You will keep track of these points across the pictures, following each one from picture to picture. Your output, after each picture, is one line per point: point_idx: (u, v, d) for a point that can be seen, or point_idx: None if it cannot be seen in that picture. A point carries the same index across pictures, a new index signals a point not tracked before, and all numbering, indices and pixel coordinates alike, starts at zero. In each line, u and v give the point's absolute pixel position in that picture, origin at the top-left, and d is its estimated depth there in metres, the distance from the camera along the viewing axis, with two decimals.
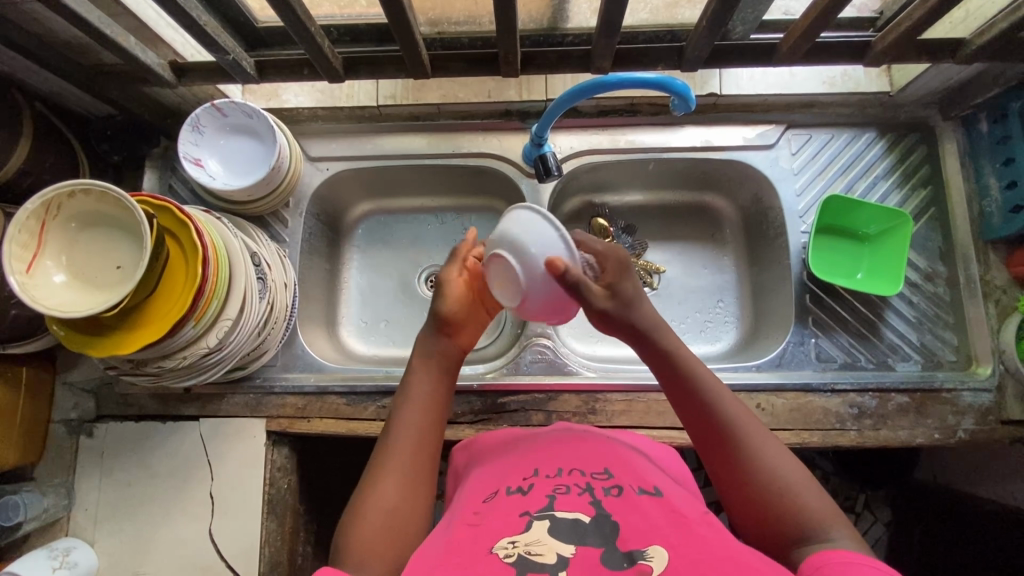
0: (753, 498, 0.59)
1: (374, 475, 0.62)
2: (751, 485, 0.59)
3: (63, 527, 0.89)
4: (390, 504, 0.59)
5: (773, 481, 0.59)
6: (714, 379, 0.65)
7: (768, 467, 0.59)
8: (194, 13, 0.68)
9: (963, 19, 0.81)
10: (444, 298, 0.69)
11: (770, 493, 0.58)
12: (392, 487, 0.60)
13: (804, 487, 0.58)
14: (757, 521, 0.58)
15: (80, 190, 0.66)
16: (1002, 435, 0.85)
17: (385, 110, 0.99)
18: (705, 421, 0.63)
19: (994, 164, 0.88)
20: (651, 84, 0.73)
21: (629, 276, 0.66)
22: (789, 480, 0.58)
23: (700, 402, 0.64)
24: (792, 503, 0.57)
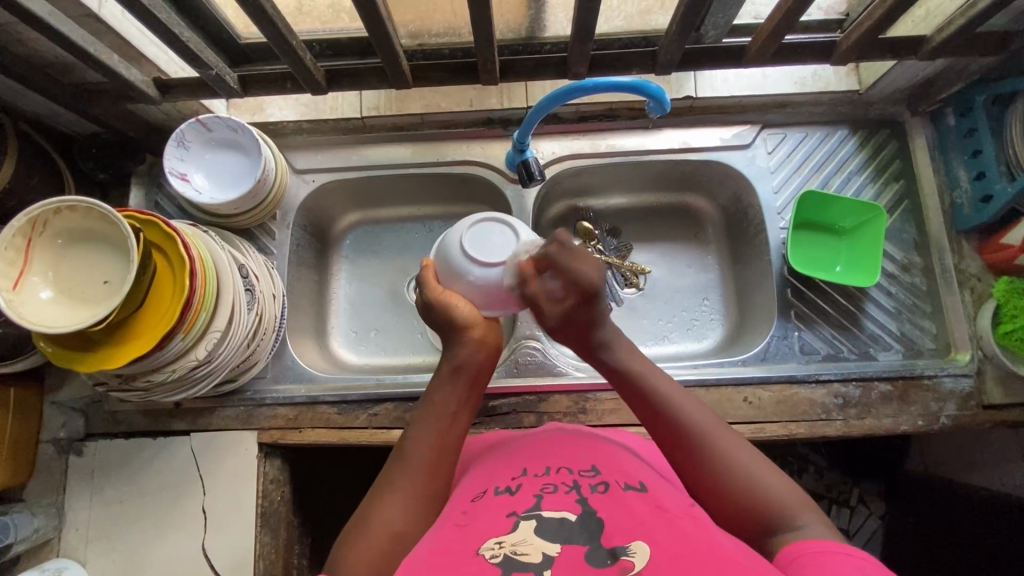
0: (721, 494, 0.59)
1: (380, 494, 0.62)
2: (716, 482, 0.60)
3: (54, 548, 0.88)
4: (396, 526, 0.59)
5: (729, 469, 0.60)
6: (668, 382, 0.67)
7: (724, 457, 0.61)
8: (176, 29, 0.70)
9: (924, 17, 0.83)
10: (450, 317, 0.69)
11: (725, 481, 0.60)
12: (399, 504, 0.60)
13: (767, 474, 0.59)
14: (729, 515, 0.59)
15: (66, 206, 0.67)
16: (983, 419, 0.87)
17: (369, 121, 1.00)
18: (659, 425, 0.65)
19: (963, 156, 0.92)
20: (627, 87, 0.75)
21: (593, 305, 0.66)
22: (745, 467, 0.60)
23: (655, 412, 0.65)
24: (758, 493, 0.58)
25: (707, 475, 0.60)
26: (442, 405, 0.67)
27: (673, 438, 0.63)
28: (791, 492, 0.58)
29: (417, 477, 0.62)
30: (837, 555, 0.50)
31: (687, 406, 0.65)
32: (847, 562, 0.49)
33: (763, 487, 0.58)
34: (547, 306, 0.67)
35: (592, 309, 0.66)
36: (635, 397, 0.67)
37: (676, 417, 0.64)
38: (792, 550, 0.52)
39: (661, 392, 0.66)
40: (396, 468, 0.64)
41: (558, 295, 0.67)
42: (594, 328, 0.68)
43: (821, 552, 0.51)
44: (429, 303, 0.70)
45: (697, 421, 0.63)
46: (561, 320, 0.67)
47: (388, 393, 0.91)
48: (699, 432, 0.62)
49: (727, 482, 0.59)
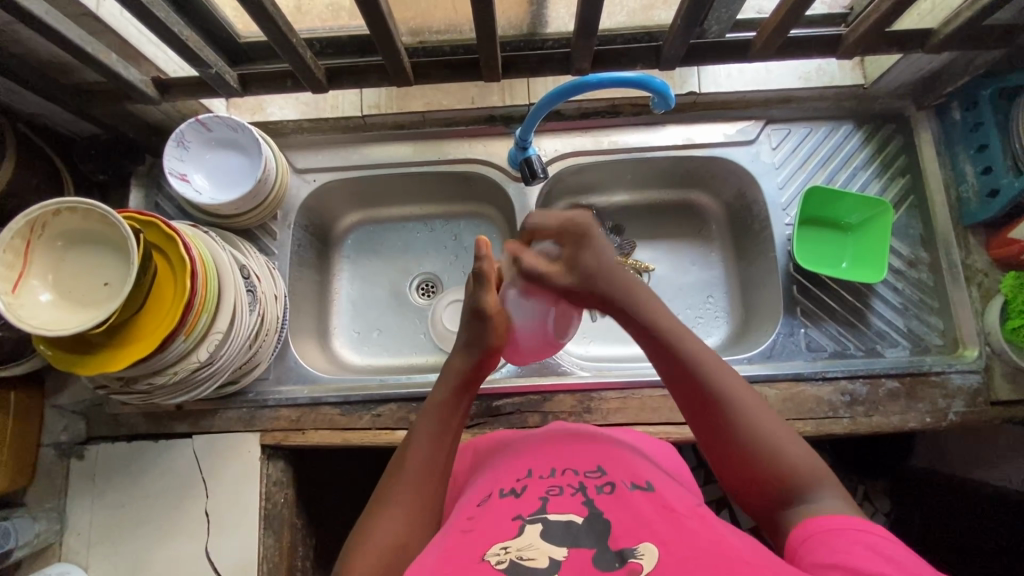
0: (746, 463, 0.59)
1: (380, 505, 0.61)
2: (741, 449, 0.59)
3: (56, 552, 0.87)
4: (398, 537, 0.58)
5: (747, 430, 0.59)
6: (698, 342, 0.65)
7: (751, 425, 0.60)
8: (175, 28, 0.69)
9: (930, 10, 0.82)
10: (494, 329, 0.72)
11: (742, 441, 0.59)
12: (400, 515, 0.60)
13: (794, 447, 0.58)
14: (750, 484, 0.59)
15: (65, 208, 0.66)
16: (992, 415, 0.86)
17: (370, 120, 0.99)
18: (682, 384, 0.64)
19: (968, 151, 0.91)
20: (631, 83, 0.75)
21: (588, 245, 0.74)
22: (766, 431, 0.59)
23: (685, 371, 0.63)
24: (783, 463, 0.57)
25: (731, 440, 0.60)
26: (439, 411, 0.67)
27: (695, 394, 0.63)
28: (812, 463, 0.57)
29: (415, 488, 0.62)
30: (849, 532, 0.49)
31: (716, 368, 0.63)
32: (861, 540, 0.48)
33: (781, 452, 0.58)
34: (547, 269, 0.75)
35: (586, 253, 0.74)
36: (657, 352, 0.66)
37: (701, 373, 0.63)
38: (806, 527, 0.52)
39: (688, 349, 0.64)
40: (394, 478, 0.63)
41: (553, 256, 0.77)
42: (598, 281, 0.73)
43: (833, 529, 0.50)
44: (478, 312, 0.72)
45: (726, 382, 0.62)
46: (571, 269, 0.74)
47: (391, 393, 0.90)
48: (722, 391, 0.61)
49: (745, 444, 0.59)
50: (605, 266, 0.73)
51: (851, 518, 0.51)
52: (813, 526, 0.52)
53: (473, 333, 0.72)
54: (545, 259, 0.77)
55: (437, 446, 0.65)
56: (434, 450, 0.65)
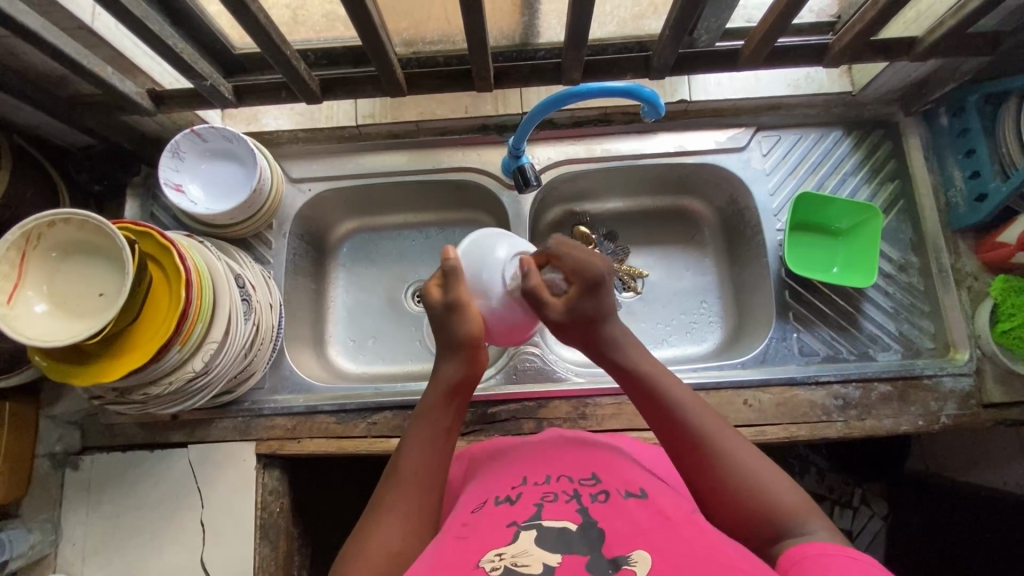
0: (731, 505, 0.59)
1: (376, 513, 0.61)
2: (726, 489, 0.59)
3: (51, 564, 0.87)
4: (393, 545, 0.58)
5: (731, 469, 0.60)
6: (680, 385, 0.66)
7: (734, 465, 0.60)
8: (170, 41, 0.69)
9: (915, 19, 0.84)
10: (468, 323, 0.69)
11: (730, 485, 0.59)
12: (393, 524, 0.60)
13: (777, 483, 0.59)
14: (735, 524, 0.59)
15: (61, 219, 0.67)
16: (983, 418, 0.87)
17: (364, 129, 1.00)
18: (666, 428, 0.64)
19: (957, 155, 0.92)
20: (620, 92, 0.76)
21: (595, 293, 0.69)
22: (749, 469, 0.59)
23: (668, 415, 0.64)
24: (768, 502, 0.57)
25: (716, 483, 0.60)
26: (433, 419, 0.67)
27: (679, 437, 0.63)
28: (794, 496, 0.58)
29: (411, 495, 0.62)
30: (841, 557, 0.49)
31: (697, 411, 0.64)
32: (852, 565, 0.48)
33: (766, 488, 0.58)
34: (550, 298, 0.69)
35: (597, 297, 0.69)
36: (641, 398, 0.67)
37: (683, 418, 0.63)
38: (795, 552, 0.52)
39: (671, 395, 0.65)
40: (389, 486, 0.63)
41: (560, 289, 0.71)
42: (603, 320, 0.69)
43: (820, 553, 0.50)
44: (453, 305, 0.69)
45: (708, 425, 0.63)
46: (567, 308, 0.69)
47: (386, 401, 0.90)
48: (702, 433, 0.62)
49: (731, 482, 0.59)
50: (604, 315, 0.69)
51: (835, 545, 0.52)
52: (803, 552, 0.52)
53: (449, 330, 0.69)
54: (551, 292, 0.71)
55: (431, 454, 0.65)
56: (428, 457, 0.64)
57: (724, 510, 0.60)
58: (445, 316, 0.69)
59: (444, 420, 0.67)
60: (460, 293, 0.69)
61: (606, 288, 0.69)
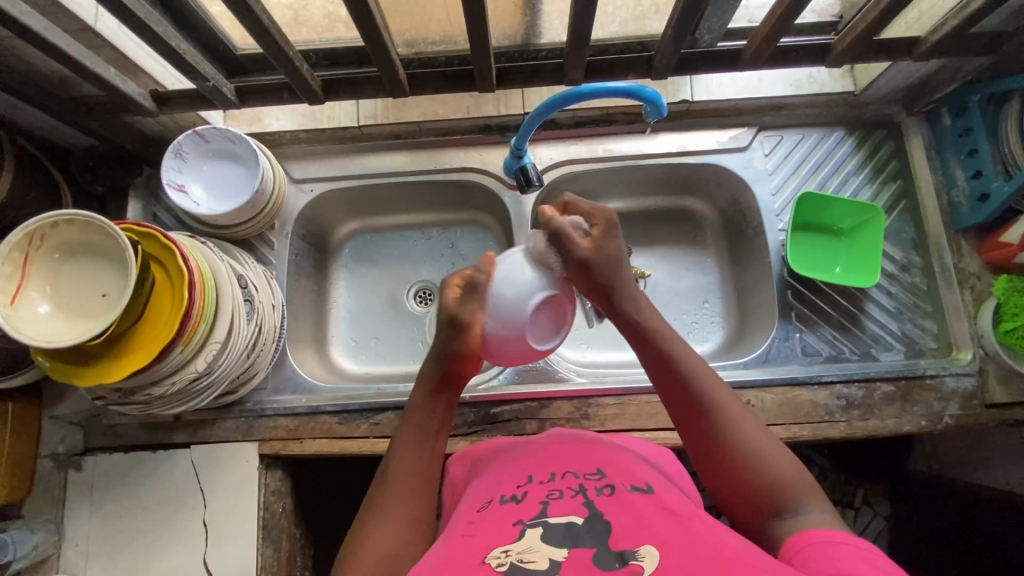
0: (728, 466, 0.60)
1: (374, 515, 0.61)
2: (726, 451, 0.61)
3: (53, 564, 0.87)
4: (391, 546, 0.58)
5: (728, 426, 0.62)
6: (686, 345, 0.68)
7: (734, 430, 0.61)
8: (174, 42, 0.70)
9: (918, 18, 0.84)
10: (471, 338, 0.68)
11: (729, 446, 0.61)
12: (387, 525, 0.60)
13: (774, 453, 0.60)
14: (728, 484, 0.60)
15: (63, 220, 0.66)
16: (986, 418, 0.87)
17: (366, 130, 1.00)
18: (672, 386, 0.65)
19: (959, 155, 0.91)
20: (622, 92, 0.76)
21: (615, 235, 0.72)
22: (748, 433, 0.61)
23: (676, 373, 0.65)
24: (764, 468, 0.59)
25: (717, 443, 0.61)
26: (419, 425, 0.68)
27: (684, 388, 0.64)
28: (790, 467, 0.59)
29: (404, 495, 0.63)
30: (843, 545, 0.49)
31: (703, 370, 0.65)
32: (855, 552, 0.48)
33: (758, 452, 0.60)
34: (579, 240, 0.69)
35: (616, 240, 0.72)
36: (647, 351, 0.68)
37: (689, 377, 0.65)
38: (798, 540, 0.52)
39: (677, 353, 0.66)
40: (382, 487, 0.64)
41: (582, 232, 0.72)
42: (617, 267, 0.71)
43: (801, 550, 0.51)
44: (463, 322, 0.66)
45: (712, 386, 0.64)
46: (594, 253, 0.70)
47: (389, 402, 0.90)
48: (706, 388, 0.64)
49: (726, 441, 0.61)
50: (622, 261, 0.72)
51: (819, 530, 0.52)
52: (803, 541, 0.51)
53: (446, 346, 0.69)
54: (576, 235, 0.70)
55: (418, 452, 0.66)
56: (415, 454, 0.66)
57: (716, 470, 0.61)
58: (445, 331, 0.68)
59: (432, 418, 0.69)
60: (470, 311, 0.66)
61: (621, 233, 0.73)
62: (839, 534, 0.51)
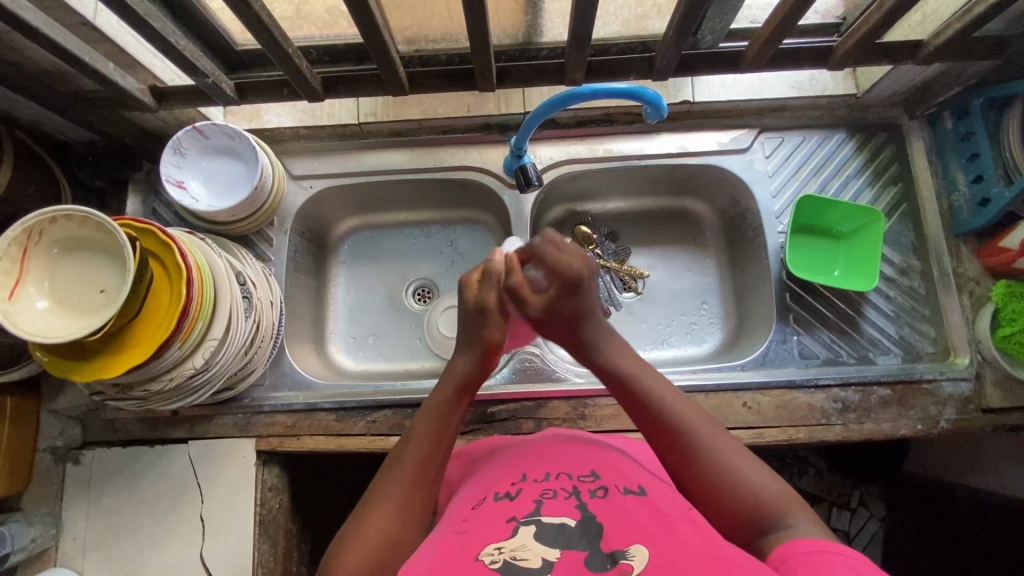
0: (725, 508, 0.58)
1: (377, 498, 0.61)
2: (721, 492, 0.58)
3: (51, 557, 0.88)
4: (388, 531, 0.58)
5: (722, 477, 0.59)
6: (663, 386, 0.65)
7: (726, 471, 0.59)
8: (172, 38, 0.69)
9: (921, 22, 0.83)
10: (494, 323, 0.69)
11: (723, 487, 0.58)
12: (389, 511, 0.59)
13: (767, 485, 0.58)
14: (730, 525, 0.58)
15: (62, 215, 0.67)
16: (982, 423, 0.87)
17: (366, 127, 1.00)
18: (654, 433, 0.63)
19: (960, 159, 0.91)
20: (622, 94, 0.75)
21: (571, 290, 0.67)
22: (740, 471, 0.59)
23: (656, 419, 0.63)
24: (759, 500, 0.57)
25: (711, 488, 0.59)
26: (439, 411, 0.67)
27: (661, 437, 0.62)
28: (786, 496, 0.57)
29: (411, 481, 0.62)
30: (828, 552, 0.50)
31: (683, 413, 0.63)
32: (840, 560, 0.49)
33: (750, 490, 0.57)
34: (528, 296, 0.69)
35: (576, 299, 0.68)
36: (626, 398, 0.66)
37: (670, 422, 0.62)
38: (784, 550, 0.52)
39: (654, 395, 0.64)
40: (391, 467, 0.63)
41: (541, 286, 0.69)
42: (584, 320, 0.69)
43: (785, 563, 0.51)
44: (483, 310, 0.69)
45: (696, 428, 0.61)
46: (547, 310, 0.68)
47: (386, 400, 0.90)
48: (694, 434, 0.61)
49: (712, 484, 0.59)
50: (587, 313, 0.69)
51: (805, 539, 0.53)
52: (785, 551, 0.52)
53: (475, 332, 0.69)
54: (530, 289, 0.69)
55: (434, 436, 0.65)
56: (430, 438, 0.65)
57: (707, 513, 0.60)
58: (470, 321, 0.70)
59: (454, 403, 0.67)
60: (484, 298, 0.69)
61: (586, 288, 0.68)
62: (824, 542, 0.51)
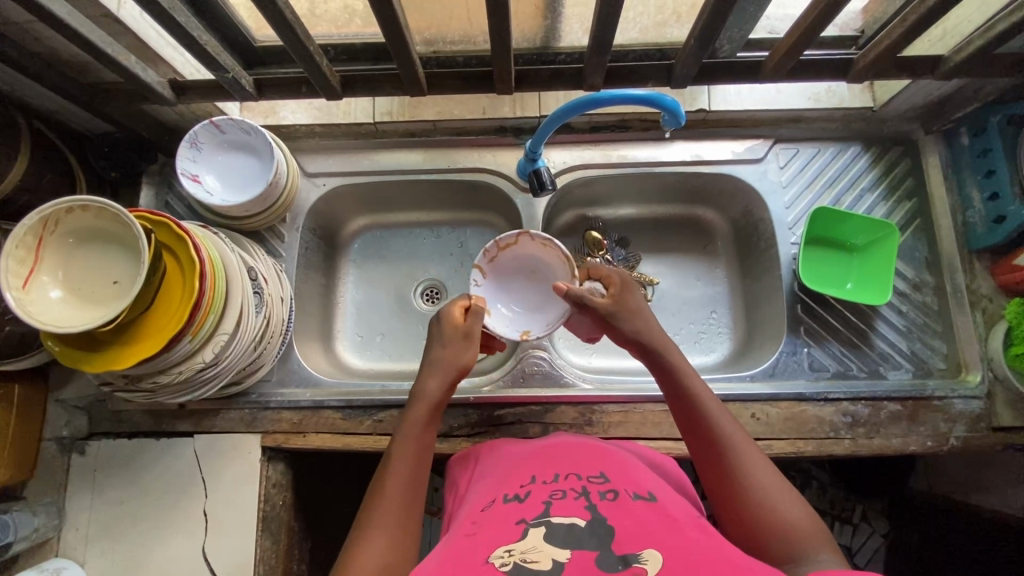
0: (746, 515, 0.59)
1: (359, 540, 0.59)
2: (746, 497, 0.60)
3: (53, 547, 0.87)
4: (384, 555, 0.58)
5: (749, 483, 0.61)
6: (707, 388, 0.69)
7: (754, 478, 0.61)
8: (195, 32, 0.69)
9: (942, 37, 0.83)
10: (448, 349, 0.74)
11: (747, 493, 0.60)
12: (382, 536, 0.59)
13: (790, 503, 0.59)
14: (749, 532, 0.59)
15: (79, 206, 0.67)
16: (993, 441, 0.86)
17: (382, 127, 1.00)
18: (694, 429, 0.66)
19: (976, 176, 0.90)
20: (642, 100, 0.75)
21: (634, 291, 0.78)
22: (764, 482, 0.61)
23: (698, 416, 0.66)
24: (781, 516, 0.58)
25: (737, 491, 0.61)
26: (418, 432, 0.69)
27: (700, 434, 0.65)
28: (807, 518, 0.58)
29: (390, 518, 0.61)
30: None
31: (723, 416, 0.66)
32: None
33: (773, 502, 0.59)
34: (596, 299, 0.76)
35: (634, 293, 0.77)
36: (672, 390, 0.69)
37: (710, 421, 0.65)
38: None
39: (700, 394, 0.68)
40: (370, 503, 0.63)
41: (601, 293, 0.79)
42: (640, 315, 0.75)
43: None
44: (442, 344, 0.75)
45: (732, 433, 0.65)
46: (614, 304, 0.75)
47: (393, 399, 0.90)
48: (729, 439, 0.64)
49: (741, 487, 0.61)
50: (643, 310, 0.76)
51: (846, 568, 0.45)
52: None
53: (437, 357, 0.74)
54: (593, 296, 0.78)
55: (403, 471, 0.65)
56: (400, 473, 0.65)
57: (729, 513, 0.61)
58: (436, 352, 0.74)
59: (423, 431, 0.69)
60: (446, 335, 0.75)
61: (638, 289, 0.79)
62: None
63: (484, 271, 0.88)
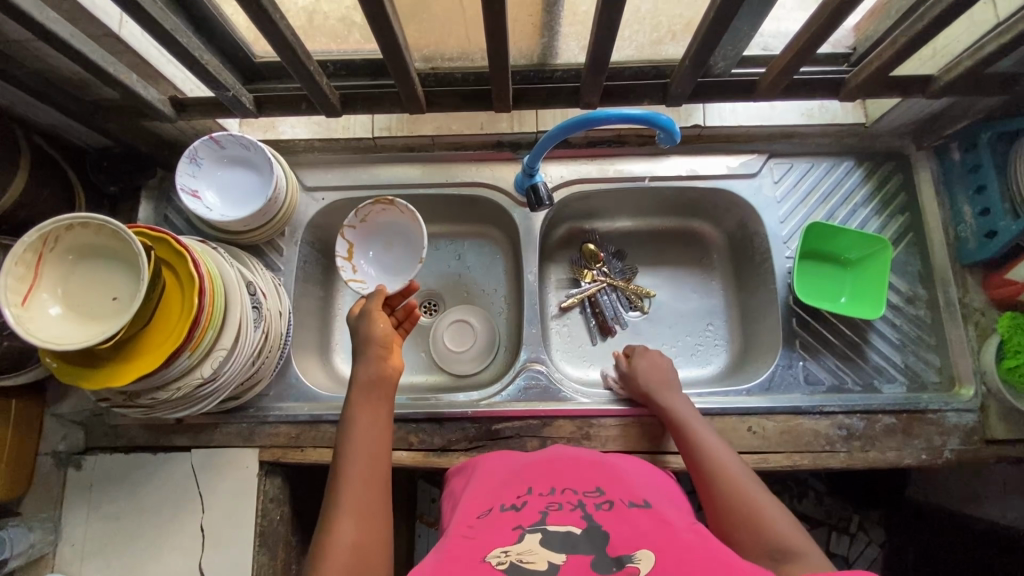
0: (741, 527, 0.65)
1: (328, 527, 0.63)
2: (739, 511, 0.66)
3: (48, 563, 0.87)
4: (353, 539, 0.62)
5: (740, 498, 0.67)
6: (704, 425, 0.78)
7: (745, 494, 0.68)
8: (196, 52, 0.70)
9: (931, 56, 0.85)
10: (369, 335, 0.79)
11: (739, 508, 0.66)
12: (349, 522, 0.63)
13: (776, 513, 0.65)
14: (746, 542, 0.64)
15: (79, 223, 0.67)
16: (986, 454, 0.87)
17: (381, 141, 1.01)
18: (695, 460, 0.74)
19: (967, 191, 0.92)
20: (637, 119, 0.76)
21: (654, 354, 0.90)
22: (753, 496, 0.67)
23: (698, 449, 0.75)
24: (770, 524, 0.64)
25: (732, 505, 0.67)
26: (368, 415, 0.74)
27: (699, 464, 0.73)
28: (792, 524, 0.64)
29: (355, 503, 0.66)
30: None
31: (716, 446, 0.74)
32: None
33: (762, 512, 0.65)
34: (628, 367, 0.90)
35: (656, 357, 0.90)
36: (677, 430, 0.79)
37: (706, 452, 0.74)
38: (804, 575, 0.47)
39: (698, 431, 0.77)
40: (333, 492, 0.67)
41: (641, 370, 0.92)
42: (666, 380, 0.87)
43: None
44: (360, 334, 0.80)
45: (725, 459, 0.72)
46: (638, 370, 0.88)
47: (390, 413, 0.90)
48: (722, 463, 0.72)
49: (734, 502, 0.67)
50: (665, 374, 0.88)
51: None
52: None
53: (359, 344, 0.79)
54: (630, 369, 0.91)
55: (361, 455, 0.70)
56: (357, 458, 0.70)
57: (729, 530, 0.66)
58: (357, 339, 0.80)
59: (374, 417, 0.74)
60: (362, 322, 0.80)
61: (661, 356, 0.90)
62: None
63: (352, 262, 0.92)
